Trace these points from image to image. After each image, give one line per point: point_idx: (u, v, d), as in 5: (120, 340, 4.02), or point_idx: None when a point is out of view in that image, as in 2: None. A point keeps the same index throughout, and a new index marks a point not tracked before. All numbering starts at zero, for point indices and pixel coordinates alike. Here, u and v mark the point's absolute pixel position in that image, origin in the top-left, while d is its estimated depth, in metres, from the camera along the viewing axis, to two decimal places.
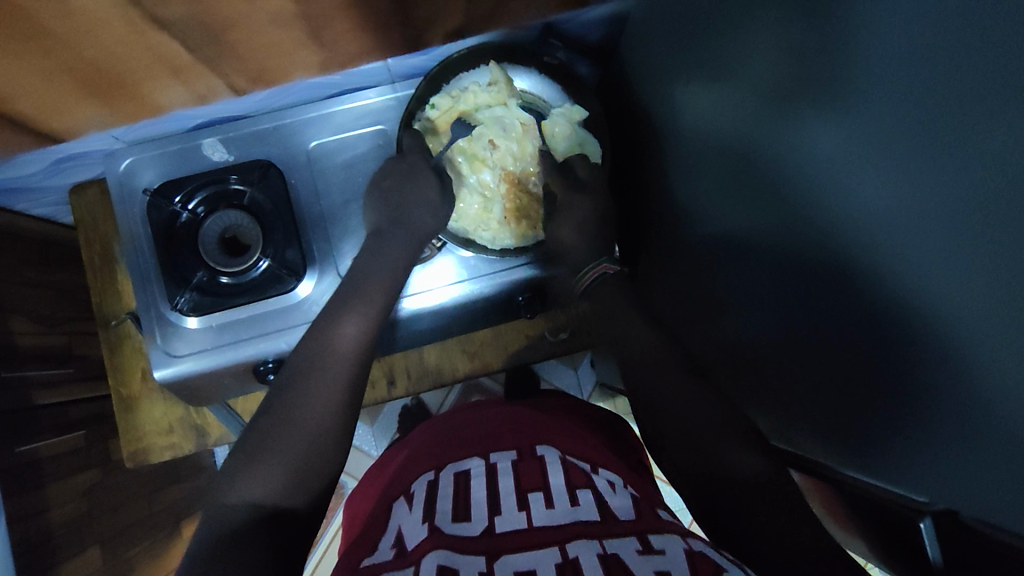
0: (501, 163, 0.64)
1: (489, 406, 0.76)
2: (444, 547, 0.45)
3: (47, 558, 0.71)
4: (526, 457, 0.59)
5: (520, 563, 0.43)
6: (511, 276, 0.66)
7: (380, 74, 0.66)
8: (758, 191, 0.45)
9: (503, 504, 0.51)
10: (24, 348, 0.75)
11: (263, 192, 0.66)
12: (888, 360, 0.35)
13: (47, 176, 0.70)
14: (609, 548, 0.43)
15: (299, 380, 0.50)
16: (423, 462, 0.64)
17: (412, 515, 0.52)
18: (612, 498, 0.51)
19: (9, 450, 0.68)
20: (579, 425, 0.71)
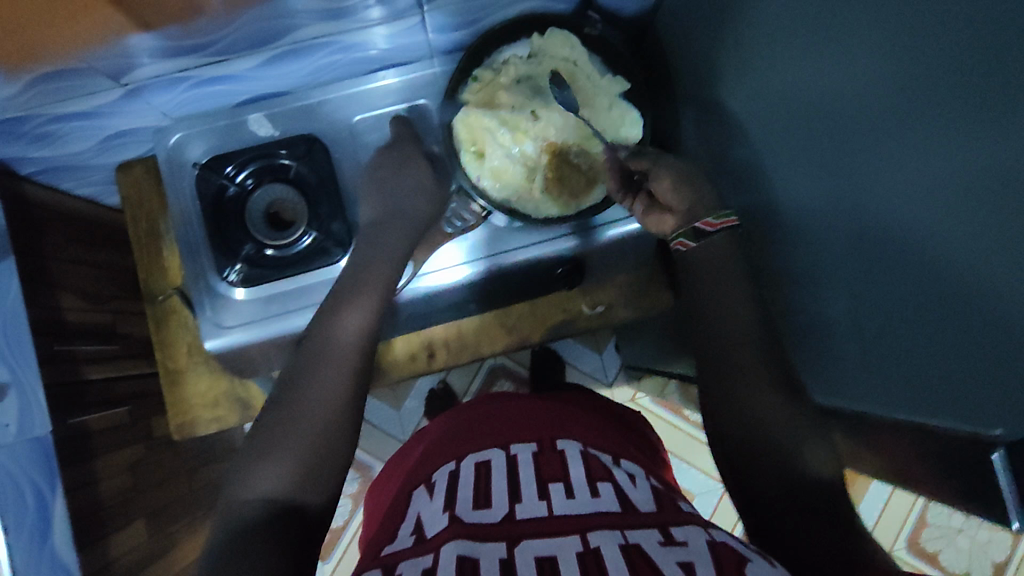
0: (544, 135, 0.64)
1: (503, 398, 0.76)
2: (462, 535, 0.46)
3: (98, 527, 0.73)
4: (548, 451, 0.59)
5: (540, 549, 0.44)
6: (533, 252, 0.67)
7: (420, 48, 0.67)
8: (811, 144, 0.46)
9: (524, 492, 0.52)
10: (72, 323, 0.76)
11: (308, 167, 0.67)
12: (960, 297, 0.35)
13: (97, 153, 0.72)
14: (631, 538, 0.44)
15: (308, 372, 0.51)
16: (443, 453, 0.65)
17: (432, 504, 0.53)
18: (633, 491, 0.52)
19: (62, 421, 0.70)
20: (596, 418, 0.72)
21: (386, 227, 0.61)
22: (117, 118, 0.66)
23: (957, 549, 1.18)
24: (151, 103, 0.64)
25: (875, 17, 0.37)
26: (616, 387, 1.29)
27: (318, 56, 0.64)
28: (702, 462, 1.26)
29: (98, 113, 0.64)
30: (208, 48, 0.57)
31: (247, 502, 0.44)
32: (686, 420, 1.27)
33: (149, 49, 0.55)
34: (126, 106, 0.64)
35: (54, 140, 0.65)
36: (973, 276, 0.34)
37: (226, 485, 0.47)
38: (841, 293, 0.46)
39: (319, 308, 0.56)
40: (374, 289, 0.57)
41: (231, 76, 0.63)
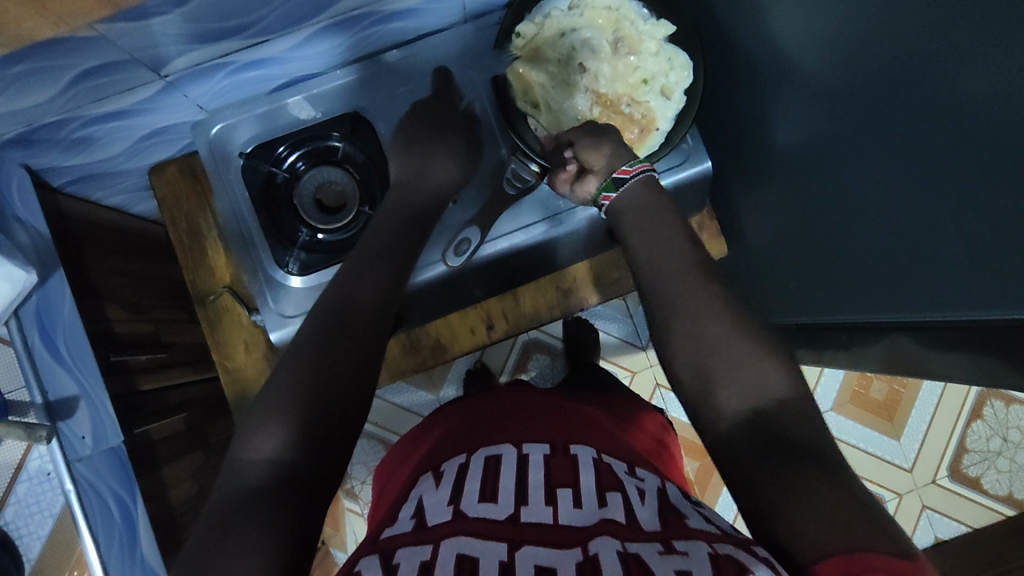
0: (593, 87, 0.64)
1: (523, 393, 0.74)
2: (464, 532, 0.45)
3: (174, 535, 0.72)
4: (559, 453, 0.56)
5: (541, 558, 0.42)
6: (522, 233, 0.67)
7: (454, 12, 0.65)
8: None
9: (531, 495, 0.50)
10: (122, 334, 0.75)
11: (355, 146, 0.67)
12: None
13: (130, 158, 0.70)
14: (630, 548, 0.43)
15: (323, 358, 0.48)
16: (452, 443, 0.63)
17: (438, 492, 0.51)
18: (642, 505, 0.50)
19: (129, 431, 0.68)
20: (609, 421, 0.69)
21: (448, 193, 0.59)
22: (152, 115, 0.64)
23: (998, 471, 1.19)
24: (188, 96, 0.62)
25: None
26: (650, 349, 1.29)
27: (354, 30, 0.62)
28: None
29: (133, 111, 0.61)
30: (246, 30, 0.55)
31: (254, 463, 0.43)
32: None
33: (180, 36, 0.53)
34: (161, 101, 0.62)
35: (90, 145, 0.64)
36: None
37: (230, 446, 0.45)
38: None
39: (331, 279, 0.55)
40: None
41: (269, 59, 0.61)
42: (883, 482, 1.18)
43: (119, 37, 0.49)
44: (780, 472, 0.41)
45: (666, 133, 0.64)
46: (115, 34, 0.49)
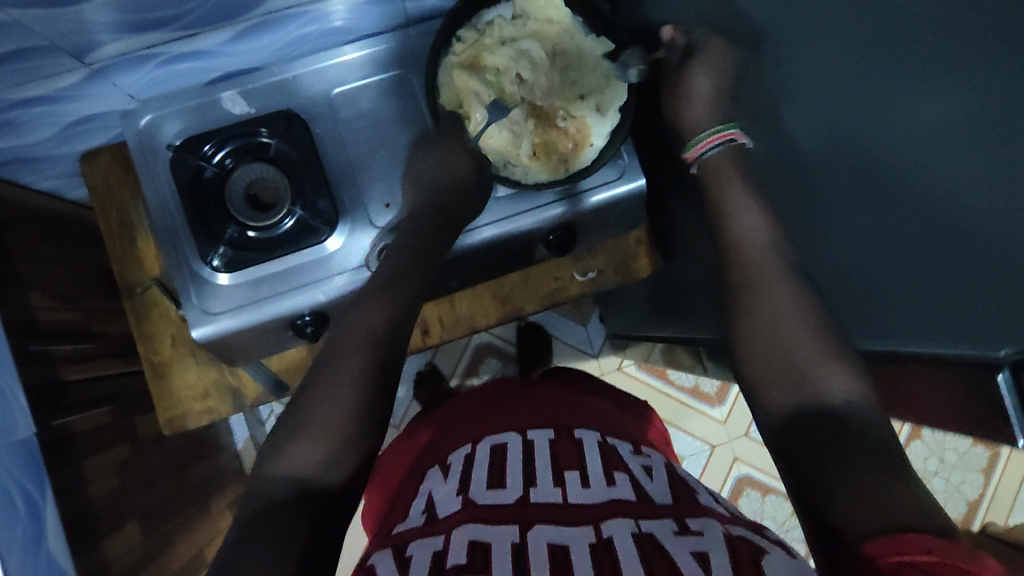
0: (529, 98, 0.63)
1: (525, 382, 0.75)
2: (475, 519, 0.46)
3: (90, 531, 0.69)
4: (564, 437, 0.58)
5: (553, 536, 0.44)
6: (534, 218, 0.67)
7: (392, 15, 0.66)
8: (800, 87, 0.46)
9: (540, 478, 0.51)
10: (46, 323, 0.73)
11: (288, 144, 0.65)
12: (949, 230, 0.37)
13: (58, 143, 0.68)
14: (644, 527, 0.44)
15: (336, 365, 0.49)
16: (455, 436, 0.64)
17: (446, 486, 0.53)
18: (648, 483, 0.51)
19: (44, 423, 0.67)
20: (615, 408, 0.71)
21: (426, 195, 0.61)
22: (81, 102, 0.63)
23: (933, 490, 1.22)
24: (117, 85, 0.61)
25: None
26: (601, 358, 1.30)
27: (291, 27, 0.62)
28: (688, 424, 1.28)
29: (61, 97, 0.60)
30: (175, 20, 0.54)
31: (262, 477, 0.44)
32: (672, 385, 1.29)
33: (109, 24, 0.52)
34: (90, 89, 0.61)
35: (13, 130, 0.61)
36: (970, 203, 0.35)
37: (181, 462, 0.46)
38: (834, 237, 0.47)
39: (360, 292, 0.55)
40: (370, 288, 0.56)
41: (202, 52, 0.61)
42: None
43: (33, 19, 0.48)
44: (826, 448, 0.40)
45: (600, 148, 0.64)
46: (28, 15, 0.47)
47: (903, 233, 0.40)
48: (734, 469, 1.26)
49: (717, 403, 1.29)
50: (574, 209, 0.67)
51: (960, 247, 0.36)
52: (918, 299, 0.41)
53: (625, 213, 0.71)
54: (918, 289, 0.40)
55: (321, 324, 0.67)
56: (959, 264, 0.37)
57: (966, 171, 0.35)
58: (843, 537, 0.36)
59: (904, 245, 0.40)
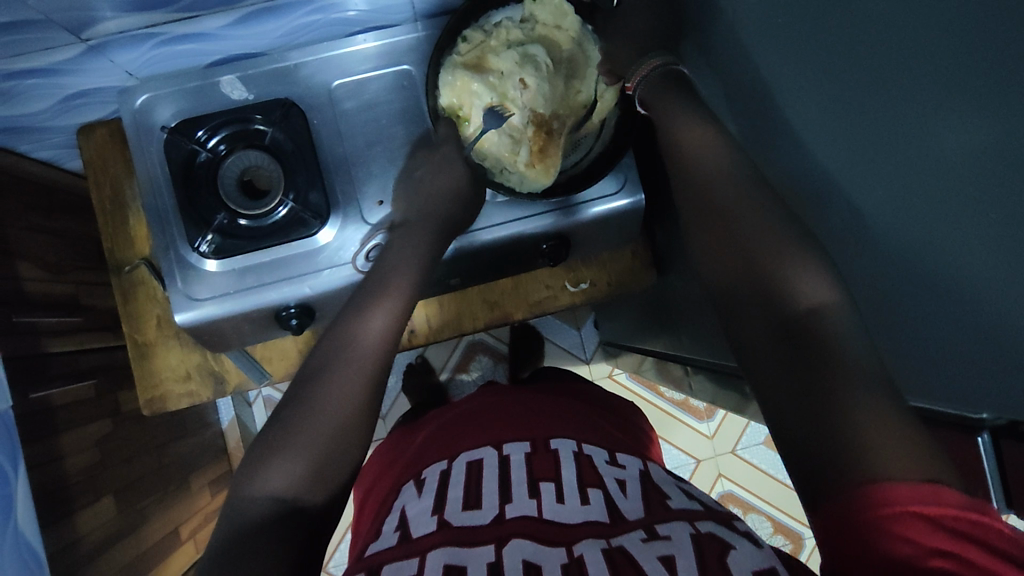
0: (531, 105, 0.62)
1: (510, 391, 0.73)
2: (451, 542, 0.45)
3: (64, 504, 0.69)
4: (540, 450, 0.57)
5: (529, 552, 0.44)
6: (521, 226, 0.66)
7: (400, 11, 0.65)
8: (806, 115, 0.44)
9: (515, 492, 0.51)
10: (33, 294, 0.72)
11: (284, 133, 0.64)
12: (936, 289, 0.36)
13: (55, 115, 0.67)
14: (614, 542, 0.44)
15: (320, 380, 0.50)
16: (435, 448, 0.63)
17: (421, 503, 0.52)
18: (624, 498, 0.50)
19: (23, 396, 0.67)
20: (597, 413, 0.69)
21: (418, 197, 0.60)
22: (78, 77, 0.62)
23: None
24: (114, 61, 0.60)
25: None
26: (593, 363, 1.29)
27: (295, 15, 0.61)
28: (674, 436, 1.27)
29: (57, 71, 0.59)
30: (176, 3, 0.53)
31: (255, 484, 0.45)
32: (662, 395, 1.28)
33: (109, 3, 0.51)
34: (87, 65, 0.60)
35: (10, 100, 0.61)
36: (953, 258, 0.34)
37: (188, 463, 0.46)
38: None
39: (343, 308, 0.54)
40: (353, 299, 0.55)
41: (203, 34, 0.60)
42: (801, 519, 1.24)
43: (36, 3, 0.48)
44: (797, 370, 0.40)
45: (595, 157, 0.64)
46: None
47: (891, 276, 0.39)
48: (717, 485, 1.26)
49: (706, 418, 1.28)
50: (568, 220, 0.67)
51: (938, 301, 0.36)
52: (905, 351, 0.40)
53: (623, 227, 0.70)
54: (895, 336, 0.41)
55: (307, 316, 0.66)
56: (941, 317, 0.36)
57: (954, 223, 0.34)
58: (827, 486, 0.36)
59: (892, 286, 0.40)
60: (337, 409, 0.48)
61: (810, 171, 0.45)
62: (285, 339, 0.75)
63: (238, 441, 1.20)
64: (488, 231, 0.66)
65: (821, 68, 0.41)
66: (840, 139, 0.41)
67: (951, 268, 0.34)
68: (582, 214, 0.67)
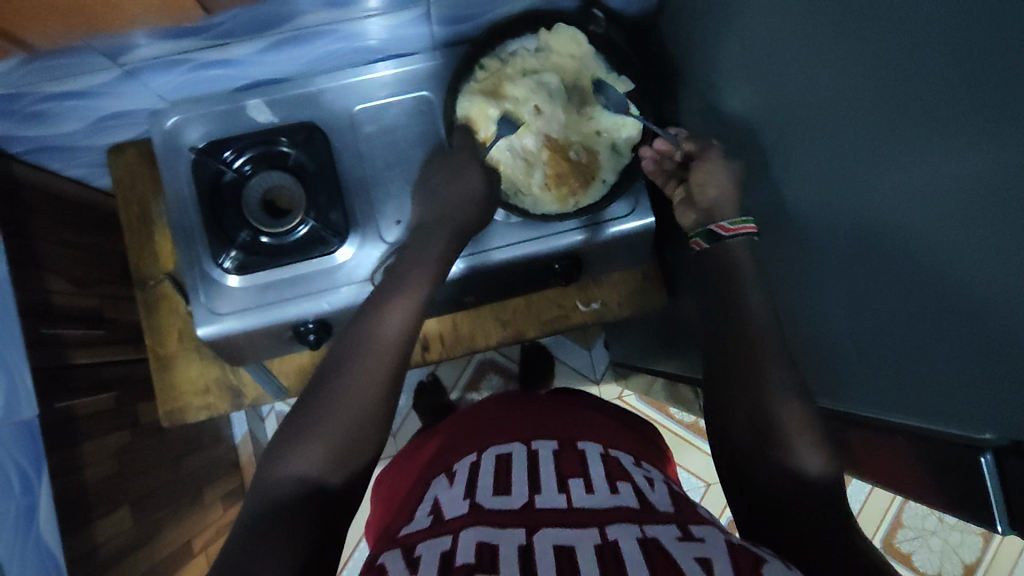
0: (545, 129, 0.65)
1: (528, 399, 0.74)
2: (483, 523, 0.46)
3: (82, 514, 0.71)
4: (567, 448, 0.58)
5: (559, 538, 0.44)
6: (540, 245, 0.67)
7: (422, 39, 0.67)
8: (815, 137, 0.45)
9: (544, 485, 0.52)
10: (60, 306, 0.75)
11: (306, 153, 0.66)
12: (938, 308, 0.37)
13: (89, 135, 0.70)
14: (649, 533, 0.44)
15: (354, 365, 0.52)
16: (461, 446, 0.64)
17: (452, 491, 0.53)
18: (651, 492, 0.51)
19: (47, 405, 0.68)
20: (615, 423, 0.70)
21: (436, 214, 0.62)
22: (112, 100, 0.65)
23: (931, 550, 1.17)
24: (147, 85, 0.63)
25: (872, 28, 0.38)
26: (603, 384, 1.29)
27: (321, 43, 0.63)
28: (685, 459, 1.27)
29: (92, 93, 0.62)
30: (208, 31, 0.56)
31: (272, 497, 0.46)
32: (672, 418, 1.28)
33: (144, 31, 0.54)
34: (121, 88, 0.63)
35: (47, 121, 0.63)
36: (954, 276, 0.35)
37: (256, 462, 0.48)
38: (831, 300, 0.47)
39: (361, 306, 0.56)
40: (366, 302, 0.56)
41: (232, 60, 0.62)
42: None
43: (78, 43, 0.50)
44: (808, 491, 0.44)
45: (610, 183, 0.66)
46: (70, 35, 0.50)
47: (895, 295, 0.40)
48: (729, 509, 1.25)
49: None
50: (589, 239, 0.68)
51: (940, 316, 0.37)
52: (910, 369, 0.41)
53: (633, 249, 0.72)
54: (900, 354, 0.41)
55: (324, 331, 0.68)
56: (944, 334, 0.37)
57: (955, 241, 0.34)
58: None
59: (893, 304, 0.41)
60: (354, 423, 0.50)
61: (819, 194, 0.46)
62: (301, 354, 0.77)
63: (251, 455, 1.21)
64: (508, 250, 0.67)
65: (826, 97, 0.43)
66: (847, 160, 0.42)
67: (953, 282, 0.35)
68: (602, 234, 0.68)
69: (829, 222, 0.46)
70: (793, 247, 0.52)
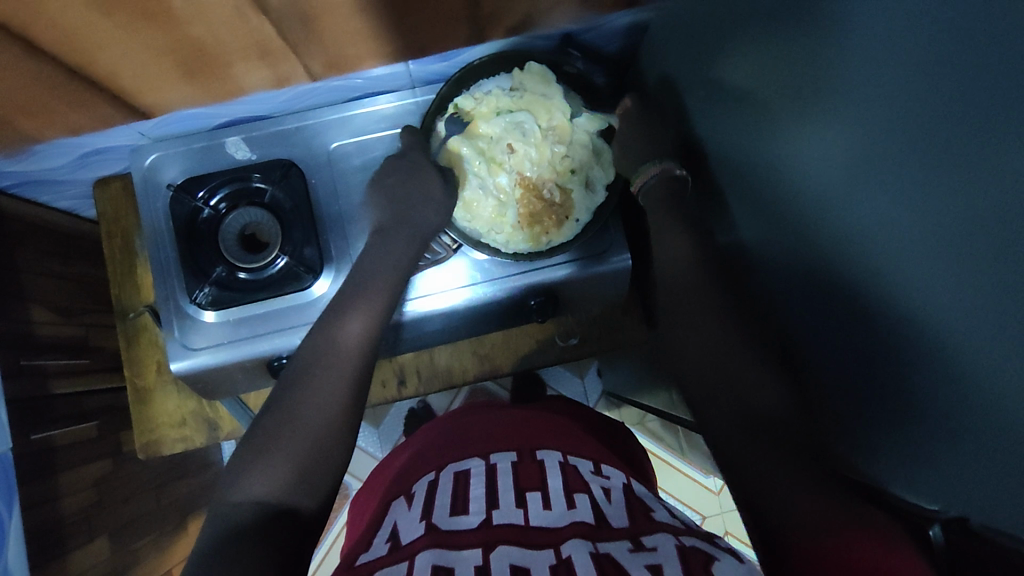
0: (519, 169, 0.65)
1: (495, 407, 0.73)
2: (438, 544, 0.45)
3: (56, 545, 0.71)
4: (526, 459, 0.58)
5: (515, 558, 0.43)
6: (531, 278, 0.66)
7: (402, 79, 0.68)
8: (789, 185, 0.46)
9: (501, 500, 0.51)
10: (43, 338, 0.75)
11: (284, 191, 0.67)
12: (920, 361, 0.36)
13: (73, 170, 0.71)
14: (602, 548, 0.44)
15: (304, 378, 0.52)
16: (425, 463, 0.63)
17: (410, 513, 0.52)
18: (607, 504, 0.51)
19: (24, 436, 0.69)
20: (584, 428, 0.69)
21: (393, 234, 0.62)
22: (94, 138, 0.65)
23: None
24: (129, 126, 0.64)
25: (843, 86, 0.38)
26: None
27: (298, 86, 0.63)
28: (679, 490, 1.25)
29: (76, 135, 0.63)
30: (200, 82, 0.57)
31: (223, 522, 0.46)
32: (666, 447, 1.26)
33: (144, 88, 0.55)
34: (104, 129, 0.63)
35: (30, 159, 0.65)
36: (930, 322, 0.35)
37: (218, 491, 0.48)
38: (812, 348, 0.47)
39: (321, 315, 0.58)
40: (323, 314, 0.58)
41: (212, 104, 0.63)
42: None
43: (63, 93, 0.52)
44: (783, 492, 0.43)
45: (583, 223, 0.66)
46: (54, 89, 0.51)
47: (870, 336, 0.40)
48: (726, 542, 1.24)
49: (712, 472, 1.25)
50: (585, 271, 0.67)
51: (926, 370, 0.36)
52: (893, 425, 0.40)
53: (610, 288, 0.72)
54: (879, 403, 0.41)
55: None
56: (925, 386, 0.37)
57: (930, 289, 0.34)
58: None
59: (870, 348, 0.41)
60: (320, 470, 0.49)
61: (795, 241, 0.46)
62: None
63: None
64: (503, 284, 0.66)
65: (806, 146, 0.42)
66: (816, 208, 0.43)
67: (929, 336, 0.35)
68: (600, 265, 0.67)
69: (802, 266, 0.46)
70: (771, 288, 0.52)
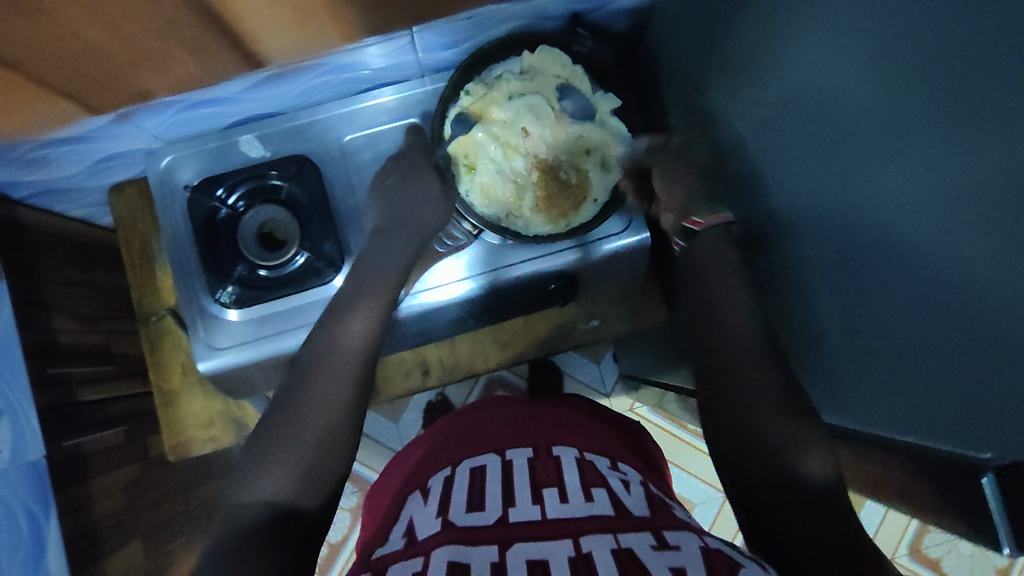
0: (534, 152, 0.65)
1: (507, 402, 0.73)
2: (452, 541, 0.45)
3: (93, 549, 0.71)
4: (543, 455, 0.58)
5: (531, 552, 0.43)
6: (530, 266, 0.67)
7: (411, 67, 0.67)
8: (798, 149, 0.45)
9: (517, 496, 0.51)
10: (68, 346, 0.76)
11: (300, 187, 0.67)
12: (949, 320, 0.36)
13: (89, 177, 0.72)
14: (624, 542, 0.43)
15: (308, 380, 0.52)
16: (440, 459, 0.63)
17: (425, 509, 0.52)
18: (627, 497, 0.51)
19: (55, 443, 0.69)
20: (596, 423, 0.70)
21: (391, 233, 0.64)
22: (109, 142, 0.65)
23: (960, 558, 1.13)
24: (141, 126, 0.63)
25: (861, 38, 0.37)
26: (613, 397, 1.28)
27: (307, 77, 0.62)
28: (700, 469, 1.25)
29: (89, 137, 0.62)
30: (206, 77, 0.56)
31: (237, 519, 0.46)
32: (685, 428, 1.27)
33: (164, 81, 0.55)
34: (116, 130, 0.63)
35: (46, 165, 0.64)
36: (962, 277, 0.34)
37: (226, 490, 0.48)
38: (827, 316, 0.47)
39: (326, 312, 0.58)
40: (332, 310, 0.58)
41: (221, 99, 0.62)
42: None
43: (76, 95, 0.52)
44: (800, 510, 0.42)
45: (602, 203, 0.66)
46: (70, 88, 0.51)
47: (891, 296, 0.40)
48: None
49: None
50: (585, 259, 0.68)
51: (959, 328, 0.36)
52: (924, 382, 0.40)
53: (629, 268, 0.72)
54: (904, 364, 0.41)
55: None
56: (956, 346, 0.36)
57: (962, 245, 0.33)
58: None
59: (889, 307, 0.40)
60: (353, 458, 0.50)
61: (802, 203, 0.46)
62: None
63: None
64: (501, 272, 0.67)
65: (826, 116, 0.42)
66: (833, 170, 0.42)
67: (963, 292, 0.35)
68: (595, 253, 0.67)
69: (811, 229, 0.46)
70: (785, 254, 0.51)
